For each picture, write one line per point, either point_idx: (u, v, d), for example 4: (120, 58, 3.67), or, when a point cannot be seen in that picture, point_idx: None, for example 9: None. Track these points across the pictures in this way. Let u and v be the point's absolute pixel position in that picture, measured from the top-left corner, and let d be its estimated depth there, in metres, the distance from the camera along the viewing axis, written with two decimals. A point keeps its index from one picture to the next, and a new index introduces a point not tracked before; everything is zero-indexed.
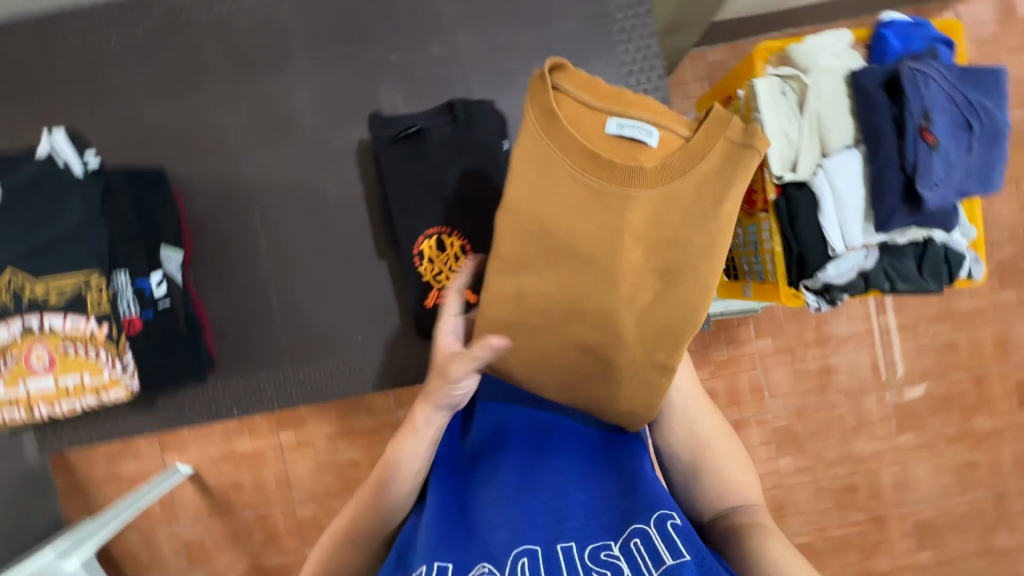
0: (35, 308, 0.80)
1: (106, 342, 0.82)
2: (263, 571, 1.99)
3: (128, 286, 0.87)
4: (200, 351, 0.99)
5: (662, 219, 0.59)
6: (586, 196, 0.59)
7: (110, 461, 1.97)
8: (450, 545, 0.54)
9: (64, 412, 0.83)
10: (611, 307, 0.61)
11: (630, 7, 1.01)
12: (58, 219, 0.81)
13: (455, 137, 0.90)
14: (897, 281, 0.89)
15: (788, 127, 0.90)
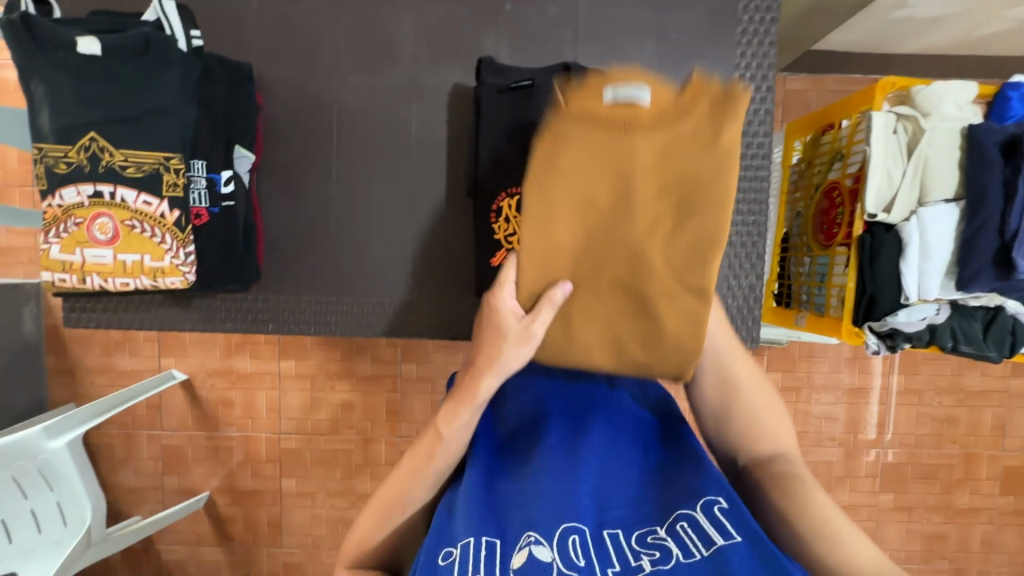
0: (110, 177, 0.78)
1: (174, 227, 0.80)
2: (234, 491, 1.99)
3: (202, 175, 0.87)
4: (250, 259, 0.97)
5: (671, 160, 0.60)
6: (595, 152, 0.61)
7: (106, 351, 1.95)
8: (491, 522, 0.56)
9: (115, 287, 0.80)
10: (637, 246, 0.62)
11: (757, 10, 0.99)
12: (151, 91, 0.79)
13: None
14: (960, 342, 0.90)
15: (892, 167, 0.89)
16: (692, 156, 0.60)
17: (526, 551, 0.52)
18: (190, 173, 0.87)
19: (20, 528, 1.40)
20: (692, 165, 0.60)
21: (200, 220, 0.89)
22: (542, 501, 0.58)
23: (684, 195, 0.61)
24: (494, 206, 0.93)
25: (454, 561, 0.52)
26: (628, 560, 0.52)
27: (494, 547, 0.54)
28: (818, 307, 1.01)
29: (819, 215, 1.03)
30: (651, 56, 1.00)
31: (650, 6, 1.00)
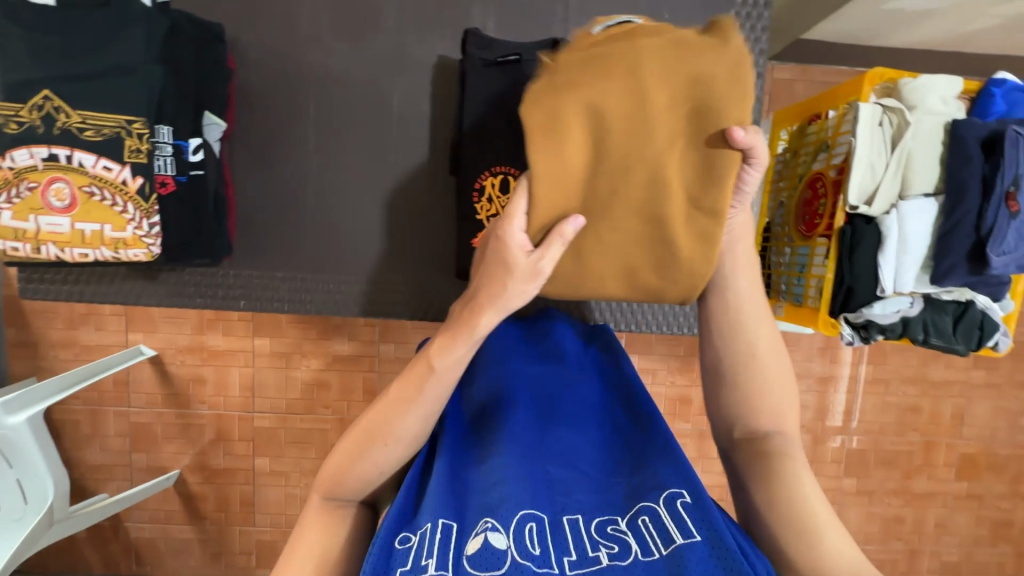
0: (67, 140, 0.78)
1: (135, 196, 0.81)
2: (206, 469, 1.96)
3: (167, 142, 0.84)
4: (223, 233, 0.93)
5: (685, 45, 0.53)
6: (601, 50, 0.55)
7: (69, 325, 1.88)
8: (453, 506, 0.60)
9: (71, 257, 0.81)
10: (654, 154, 0.54)
11: None
12: (113, 49, 0.78)
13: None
14: (931, 335, 0.92)
15: (875, 159, 0.89)
16: (705, 47, 0.52)
17: (482, 536, 0.55)
18: (156, 140, 0.83)
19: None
20: (705, 55, 0.52)
21: (166, 189, 0.86)
22: (502, 486, 0.61)
23: (702, 94, 0.52)
24: (478, 185, 0.91)
25: (411, 545, 0.56)
26: (586, 549, 0.56)
27: (453, 531, 0.57)
28: (796, 297, 1.02)
29: (802, 205, 1.03)
30: None
31: None
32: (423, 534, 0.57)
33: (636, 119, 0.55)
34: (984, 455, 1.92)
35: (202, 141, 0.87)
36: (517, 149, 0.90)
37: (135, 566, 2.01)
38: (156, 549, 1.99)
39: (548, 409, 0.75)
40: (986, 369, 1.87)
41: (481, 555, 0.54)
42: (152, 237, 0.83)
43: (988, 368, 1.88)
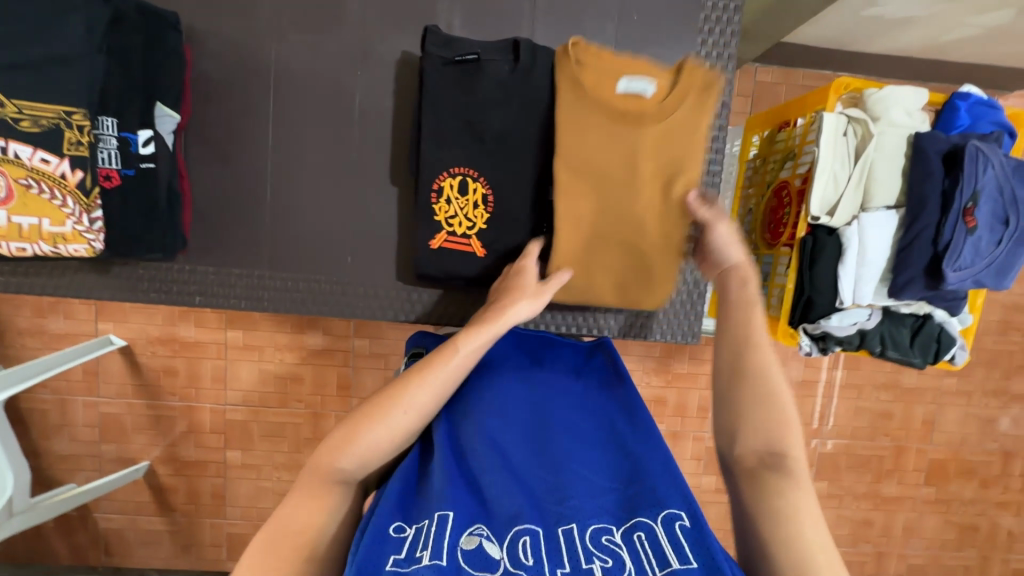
0: (5, 130, 0.77)
1: (76, 191, 0.80)
2: (177, 461, 1.94)
3: (114, 134, 0.82)
4: (176, 226, 0.90)
5: (659, 143, 0.87)
6: (606, 130, 0.87)
7: (37, 313, 1.84)
8: (452, 505, 0.60)
9: (8, 250, 0.82)
10: (631, 205, 0.88)
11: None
12: (55, 37, 0.76)
13: (511, 82, 0.87)
14: (888, 348, 0.92)
15: (839, 170, 0.88)
16: (676, 144, 0.87)
17: (476, 539, 0.55)
18: (99, 132, 0.81)
19: None
20: (671, 149, 0.87)
21: (110, 182, 0.84)
22: (499, 497, 0.61)
23: (667, 172, 0.88)
24: (434, 186, 0.90)
25: (407, 535, 0.55)
26: (579, 561, 0.54)
27: (449, 526, 0.56)
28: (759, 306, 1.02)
29: (768, 213, 1.03)
30: (611, 37, 0.96)
31: None
32: (418, 527, 0.57)
33: (619, 178, 0.88)
34: (954, 461, 1.94)
35: (154, 133, 0.85)
36: (477, 152, 0.89)
37: (104, 557, 1.99)
38: (126, 540, 1.98)
39: (548, 420, 0.76)
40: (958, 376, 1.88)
41: (475, 555, 0.53)
42: (94, 231, 0.83)
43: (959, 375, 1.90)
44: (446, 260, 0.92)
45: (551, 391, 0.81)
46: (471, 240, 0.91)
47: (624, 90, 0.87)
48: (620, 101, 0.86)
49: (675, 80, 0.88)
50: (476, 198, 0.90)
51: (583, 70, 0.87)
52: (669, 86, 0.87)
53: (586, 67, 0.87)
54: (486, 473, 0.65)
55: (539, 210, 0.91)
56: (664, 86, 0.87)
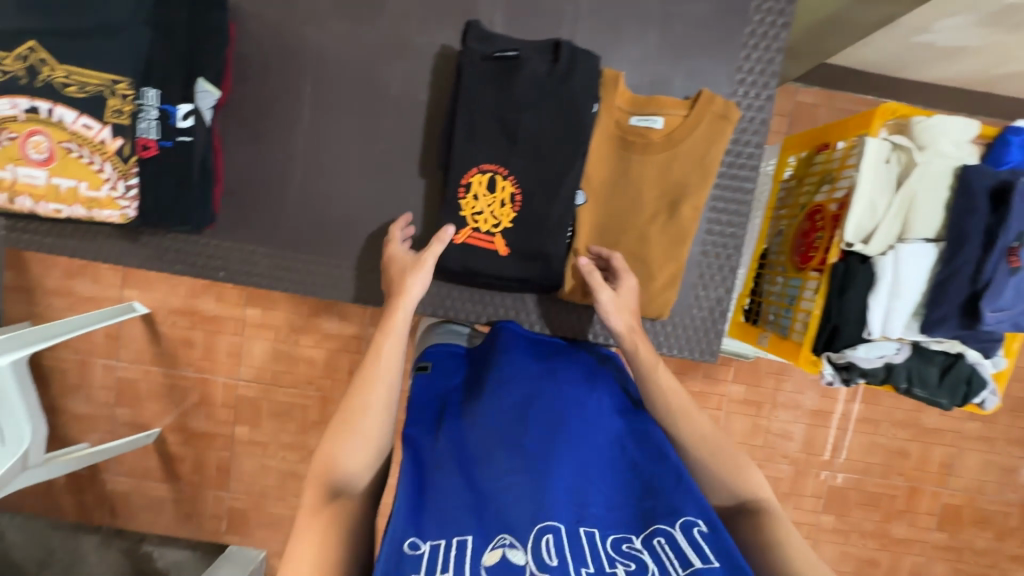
0: (52, 95, 0.83)
1: (114, 156, 0.85)
2: (186, 431, 1.98)
3: (154, 105, 0.84)
4: (207, 203, 0.91)
5: (669, 169, 0.92)
6: (619, 158, 0.93)
7: (67, 275, 1.89)
8: (462, 518, 0.59)
9: (44, 210, 0.86)
10: (641, 225, 0.94)
11: (770, 12, 0.93)
12: (106, 10, 0.82)
13: (548, 83, 0.87)
14: (914, 384, 0.89)
15: (877, 197, 0.86)
16: (687, 170, 0.92)
17: (499, 552, 0.54)
18: (139, 102, 0.84)
19: None
20: (679, 175, 0.92)
21: (146, 153, 0.86)
22: (511, 499, 0.60)
23: (676, 196, 0.92)
24: (463, 181, 0.89)
25: (421, 553, 0.55)
26: (603, 565, 0.54)
27: (466, 546, 0.55)
28: (782, 329, 0.99)
29: (799, 236, 1.00)
30: (652, 44, 0.95)
31: None
32: (432, 544, 0.56)
33: (630, 202, 0.94)
34: (969, 507, 1.87)
35: (193, 107, 0.85)
36: (509, 153, 0.89)
37: (110, 518, 2.04)
38: (131, 504, 2.02)
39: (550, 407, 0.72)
40: (981, 421, 1.82)
41: (497, 568, 0.53)
42: (127, 197, 0.87)
43: (983, 420, 1.83)
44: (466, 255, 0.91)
45: (553, 376, 0.77)
46: (495, 239, 0.91)
47: (639, 121, 0.92)
48: (632, 130, 0.92)
49: (689, 109, 0.91)
50: (502, 197, 0.90)
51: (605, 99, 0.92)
52: (686, 114, 0.91)
53: (608, 97, 0.92)
54: (492, 472, 0.63)
55: (566, 214, 0.91)
56: (677, 117, 0.91)
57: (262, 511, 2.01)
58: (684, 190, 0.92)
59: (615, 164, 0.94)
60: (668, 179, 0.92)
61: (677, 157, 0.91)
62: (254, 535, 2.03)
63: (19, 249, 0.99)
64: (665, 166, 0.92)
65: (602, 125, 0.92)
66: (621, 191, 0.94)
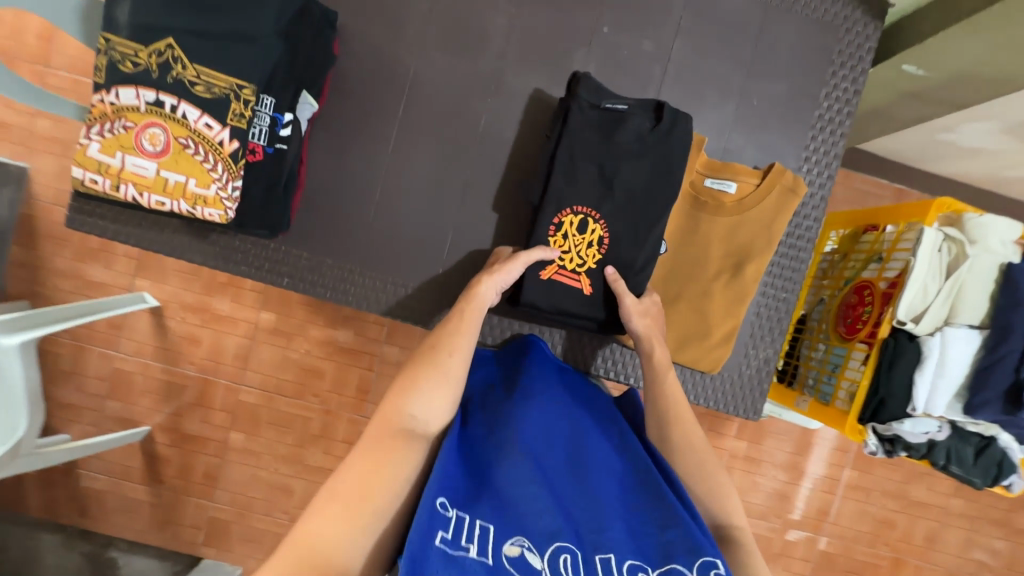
0: (177, 90, 0.82)
1: (228, 158, 0.84)
2: (177, 432, 1.90)
3: (268, 113, 0.87)
4: (289, 209, 0.94)
5: (737, 231, 0.97)
6: (691, 216, 0.98)
7: (78, 257, 1.83)
8: (496, 516, 0.73)
9: (147, 202, 0.84)
10: (704, 281, 0.98)
11: (837, 100, 1.01)
12: (244, 16, 0.83)
13: (650, 139, 0.93)
14: (951, 463, 0.96)
15: (929, 282, 0.93)
16: (752, 234, 0.97)
17: (517, 547, 0.69)
18: (258, 108, 0.86)
19: None
20: (746, 239, 0.97)
21: (254, 158, 0.89)
22: (538, 512, 0.75)
23: (741, 258, 0.97)
24: (556, 219, 0.94)
25: (451, 520, 0.70)
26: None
27: (487, 531, 0.71)
28: (823, 396, 1.04)
29: (844, 308, 1.06)
30: (728, 114, 1.02)
31: (741, 68, 1.01)
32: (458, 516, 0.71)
33: (695, 258, 0.98)
34: None
35: (295, 118, 0.91)
36: (604, 198, 0.94)
37: (78, 517, 1.92)
38: (104, 503, 1.91)
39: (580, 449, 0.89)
40: (965, 500, 1.88)
41: (517, 561, 0.67)
42: (231, 198, 0.86)
43: (967, 499, 1.90)
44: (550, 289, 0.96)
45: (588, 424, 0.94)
46: (581, 277, 0.96)
47: (712, 184, 0.98)
48: (705, 191, 0.97)
49: (760, 180, 0.97)
50: (593, 240, 0.95)
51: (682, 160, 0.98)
52: (756, 184, 0.97)
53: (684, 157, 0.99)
54: (527, 488, 0.78)
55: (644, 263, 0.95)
56: (749, 185, 0.97)
57: (244, 524, 1.92)
58: (748, 252, 0.97)
59: (685, 220, 0.99)
60: (733, 241, 0.98)
61: (743, 221, 0.97)
62: (232, 549, 1.93)
63: (81, 232, 0.98)
64: (732, 228, 0.97)
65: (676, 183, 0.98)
66: (689, 247, 0.99)
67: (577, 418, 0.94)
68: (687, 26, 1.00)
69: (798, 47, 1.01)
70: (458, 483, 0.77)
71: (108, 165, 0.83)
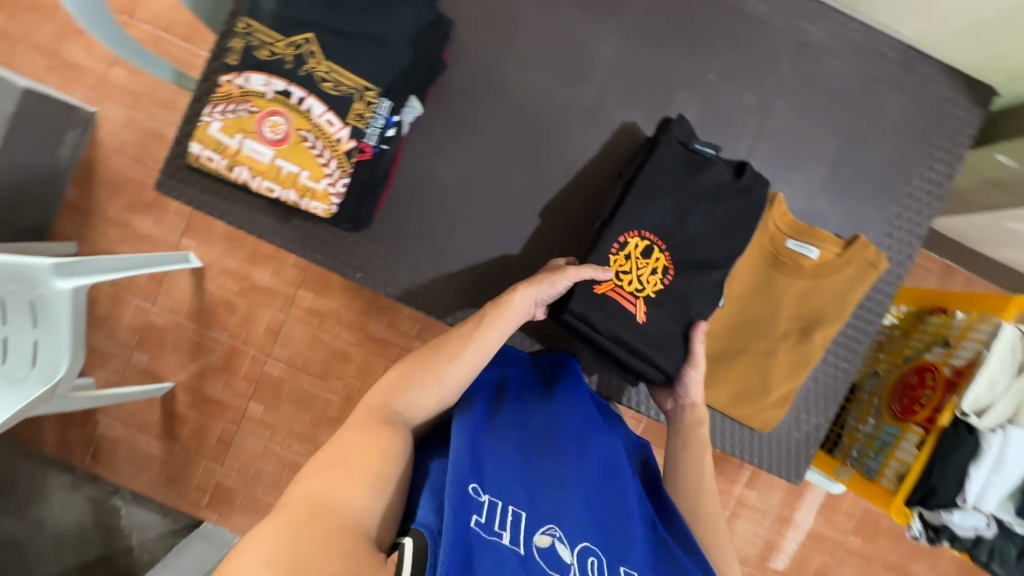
0: (308, 85, 0.96)
1: (341, 155, 0.97)
2: (198, 393, 1.92)
3: (384, 115, 0.99)
4: (374, 204, 1.06)
5: (809, 296, 1.01)
6: (766, 275, 1.03)
7: (131, 208, 1.86)
8: (526, 504, 0.79)
9: (259, 183, 0.98)
10: (769, 339, 1.03)
11: (927, 184, 1.09)
12: (382, 25, 0.97)
13: (728, 189, 1.02)
14: (994, 559, 1.02)
15: (997, 378, 0.99)
16: (824, 301, 1.01)
17: (548, 538, 0.77)
18: (375, 110, 0.98)
19: (19, 354, 1.41)
20: (818, 305, 1.01)
21: (363, 155, 1.00)
22: (564, 509, 0.81)
23: (809, 322, 1.01)
24: (623, 236, 1.01)
25: (484, 501, 0.75)
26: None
27: (519, 518, 0.77)
28: (868, 470, 1.12)
29: (900, 387, 1.12)
30: (817, 179, 1.09)
31: (840, 137, 1.09)
32: (491, 501, 0.76)
33: (763, 315, 1.03)
34: None
35: (401, 121, 1.03)
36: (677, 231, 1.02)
37: (88, 462, 1.94)
38: (116, 452, 1.93)
39: (595, 445, 0.94)
40: None
41: (549, 552, 0.76)
42: (336, 190, 0.99)
43: None
44: (606, 304, 1.01)
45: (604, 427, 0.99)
46: (637, 302, 1.02)
47: (790, 247, 1.02)
48: (787, 253, 1.02)
49: (842, 250, 1.00)
50: (654, 265, 1.02)
51: (766, 217, 1.03)
52: (838, 252, 1.00)
53: (769, 214, 1.03)
54: (550, 480, 0.84)
55: (708, 302, 1.02)
56: (830, 252, 1.01)
57: (249, 495, 1.93)
58: (818, 320, 1.01)
59: (762, 277, 1.04)
60: (807, 304, 1.02)
61: (818, 287, 1.01)
62: (233, 517, 1.94)
63: (171, 197, 1.09)
64: (806, 292, 1.01)
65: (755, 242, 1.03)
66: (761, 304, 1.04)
67: (593, 417, 0.99)
68: (789, 87, 1.09)
69: (892, 128, 1.10)
70: (494, 463, 0.81)
71: (228, 146, 0.96)
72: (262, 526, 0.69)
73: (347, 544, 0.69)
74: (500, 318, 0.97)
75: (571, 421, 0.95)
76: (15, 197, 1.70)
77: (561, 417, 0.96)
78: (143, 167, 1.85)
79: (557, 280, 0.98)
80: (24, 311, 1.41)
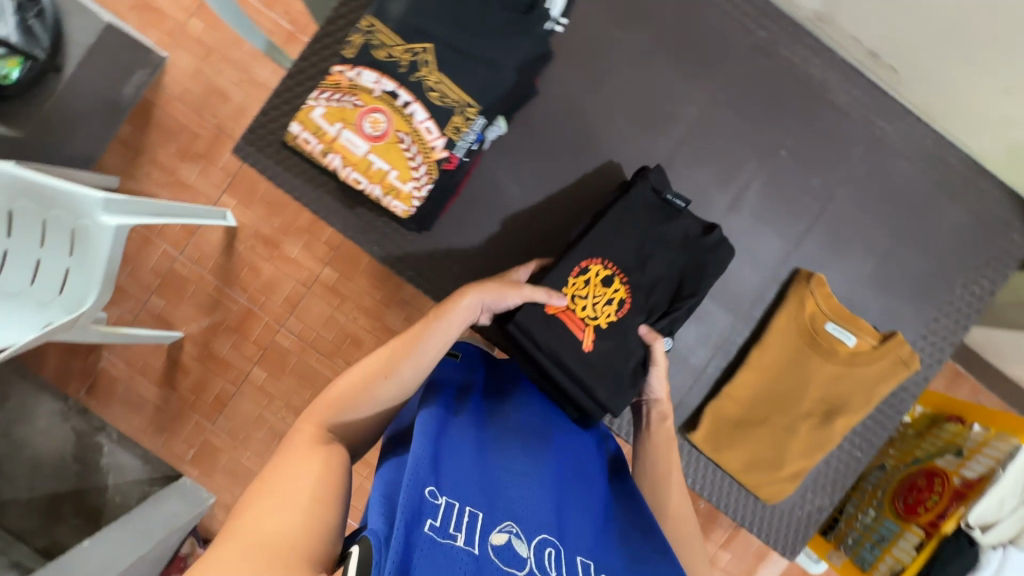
0: (416, 92, 1.27)
1: (431, 160, 1.31)
2: (205, 348, 1.93)
3: (476, 129, 1.31)
4: (443, 203, 1.39)
5: (841, 378, 1.33)
6: (808, 352, 1.34)
7: (181, 156, 1.88)
8: (483, 505, 0.89)
9: (350, 175, 1.32)
10: (800, 402, 1.34)
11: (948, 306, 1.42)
12: (504, 54, 1.28)
13: (692, 245, 1.40)
14: None
15: (1006, 496, 1.14)
16: (853, 383, 1.32)
17: (502, 536, 0.85)
18: (469, 125, 1.30)
19: (55, 279, 1.44)
20: (846, 384, 1.33)
21: (449, 164, 1.33)
22: (525, 509, 0.92)
23: (832, 394, 1.34)
24: (582, 265, 1.38)
25: (438, 501, 0.84)
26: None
27: (475, 517, 0.85)
28: (866, 559, 1.31)
29: (908, 485, 1.30)
30: None
31: (868, 237, 1.43)
32: (447, 502, 0.85)
33: (798, 381, 1.35)
34: None
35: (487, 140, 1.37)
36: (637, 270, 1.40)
37: (83, 394, 1.93)
38: (113, 390, 1.93)
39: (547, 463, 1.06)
40: None
41: (505, 545, 0.84)
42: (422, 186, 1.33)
43: None
44: (546, 320, 1.34)
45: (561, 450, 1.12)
46: (584, 329, 1.36)
47: (831, 331, 1.34)
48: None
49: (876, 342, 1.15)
50: (603, 302, 1.38)
51: (813, 303, 1.35)
52: (874, 344, 1.30)
53: (816, 301, 1.35)
54: (505, 488, 0.95)
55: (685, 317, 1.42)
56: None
57: (232, 458, 1.93)
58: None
59: None
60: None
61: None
62: (213, 477, 1.94)
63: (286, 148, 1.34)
64: None
65: (798, 320, 1.37)
66: None
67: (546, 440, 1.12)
68: (835, 184, 1.43)
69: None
70: (449, 469, 0.91)
71: (328, 132, 1.30)
72: (227, 551, 0.71)
73: (309, 552, 0.73)
74: (439, 337, 1.11)
75: (523, 444, 1.07)
76: (73, 124, 1.72)
77: (515, 444, 1.08)
78: (201, 119, 1.88)
79: (508, 296, 1.25)
80: (64, 237, 1.42)
